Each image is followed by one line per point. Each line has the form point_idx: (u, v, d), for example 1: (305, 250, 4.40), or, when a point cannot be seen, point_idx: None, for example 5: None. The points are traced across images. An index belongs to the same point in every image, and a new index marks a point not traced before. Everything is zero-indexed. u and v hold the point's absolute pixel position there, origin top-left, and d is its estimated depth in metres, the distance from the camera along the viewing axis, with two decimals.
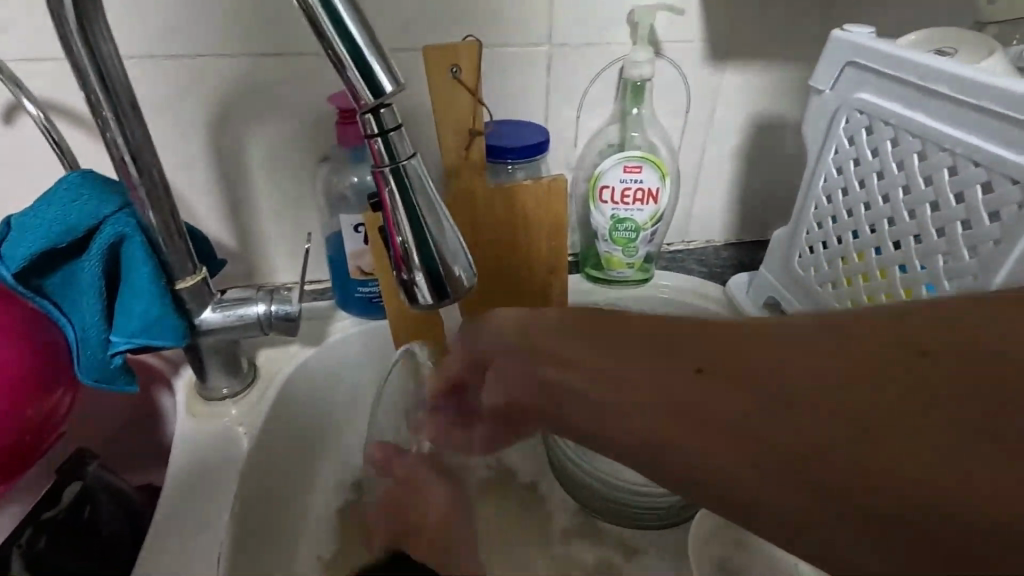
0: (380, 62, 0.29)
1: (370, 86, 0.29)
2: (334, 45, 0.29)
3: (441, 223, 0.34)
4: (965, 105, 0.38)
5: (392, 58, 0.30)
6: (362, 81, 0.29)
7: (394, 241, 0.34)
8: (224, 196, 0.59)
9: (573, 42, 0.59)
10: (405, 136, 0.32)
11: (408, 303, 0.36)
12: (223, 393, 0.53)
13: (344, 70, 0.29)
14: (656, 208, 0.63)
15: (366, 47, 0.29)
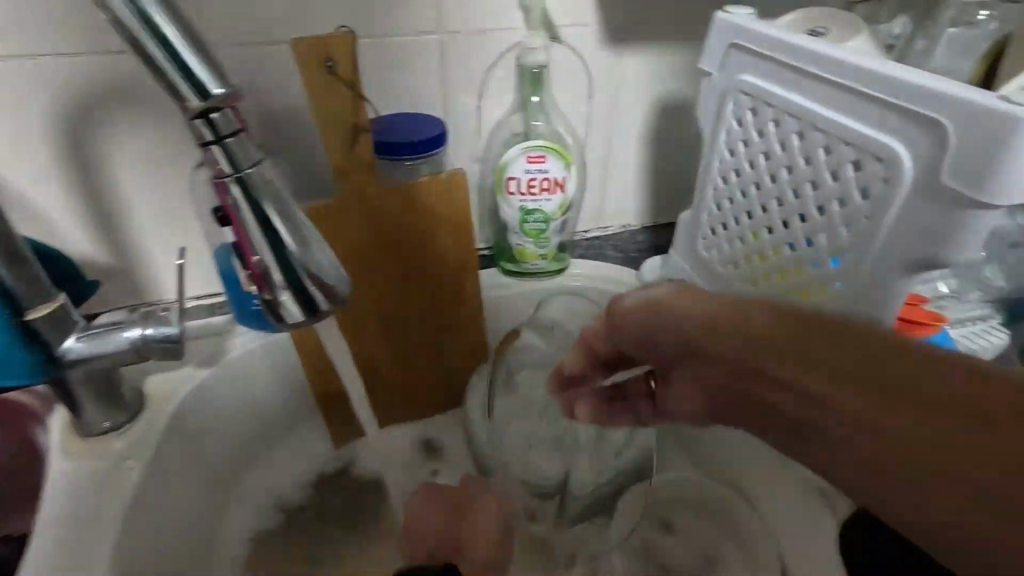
0: (201, 59, 0.26)
1: (193, 88, 0.26)
2: (142, 45, 0.25)
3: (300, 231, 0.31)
4: (834, 85, 0.39)
5: (216, 54, 0.26)
6: (182, 83, 0.26)
7: (249, 260, 0.31)
8: (92, 210, 0.53)
9: (464, 31, 0.56)
10: (248, 140, 0.29)
11: (276, 324, 0.34)
12: (104, 427, 0.48)
13: (159, 72, 0.26)
14: (564, 197, 0.62)
15: (181, 44, 0.25)
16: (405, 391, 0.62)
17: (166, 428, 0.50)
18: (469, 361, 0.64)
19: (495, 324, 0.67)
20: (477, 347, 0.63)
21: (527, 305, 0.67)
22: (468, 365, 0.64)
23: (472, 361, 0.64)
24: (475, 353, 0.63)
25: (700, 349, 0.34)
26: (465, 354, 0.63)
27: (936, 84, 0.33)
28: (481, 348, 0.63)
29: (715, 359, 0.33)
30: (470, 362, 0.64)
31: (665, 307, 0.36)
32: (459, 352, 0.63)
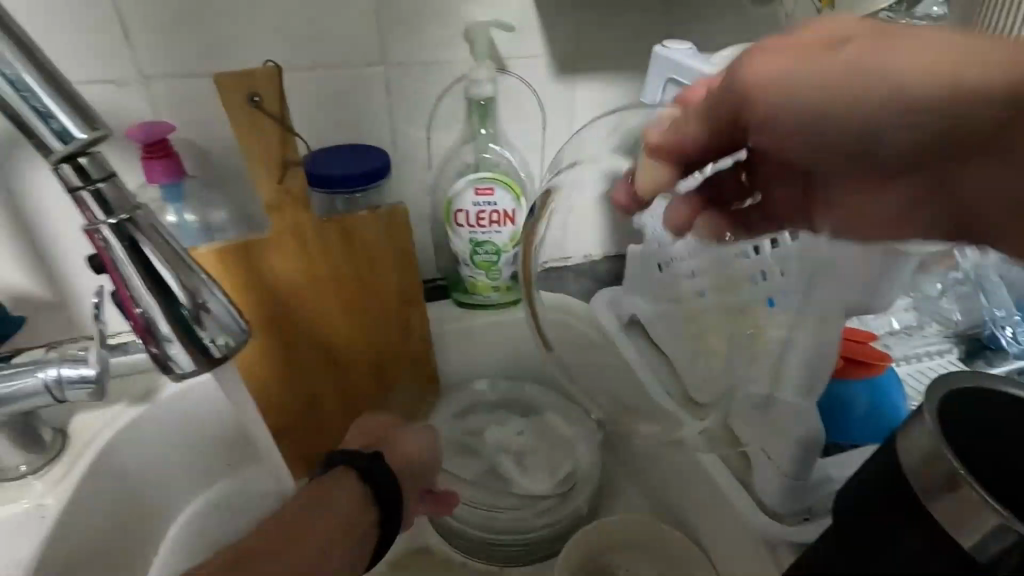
0: (65, 101, 0.27)
1: (57, 131, 0.27)
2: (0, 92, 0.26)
3: (179, 272, 0.33)
4: None
5: (91, 104, 0.28)
6: (47, 125, 0.27)
7: (132, 302, 0.33)
8: (22, 241, 0.52)
9: (409, 62, 0.56)
10: (121, 185, 0.31)
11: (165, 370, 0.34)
12: (20, 471, 0.46)
13: (23, 117, 0.27)
14: (515, 228, 0.60)
15: (47, 90, 0.27)
16: (349, 428, 0.60)
17: (90, 471, 0.48)
18: (418, 396, 0.62)
19: (447, 358, 0.65)
20: (425, 384, 0.62)
21: (481, 338, 0.65)
22: (415, 402, 0.62)
23: (419, 396, 0.62)
24: (422, 389, 0.62)
25: (950, 126, 0.28)
26: (413, 389, 0.61)
27: None
28: (431, 384, 0.62)
29: (995, 133, 0.27)
30: (415, 398, 0.62)
31: (879, 84, 0.28)
32: (407, 387, 0.61)
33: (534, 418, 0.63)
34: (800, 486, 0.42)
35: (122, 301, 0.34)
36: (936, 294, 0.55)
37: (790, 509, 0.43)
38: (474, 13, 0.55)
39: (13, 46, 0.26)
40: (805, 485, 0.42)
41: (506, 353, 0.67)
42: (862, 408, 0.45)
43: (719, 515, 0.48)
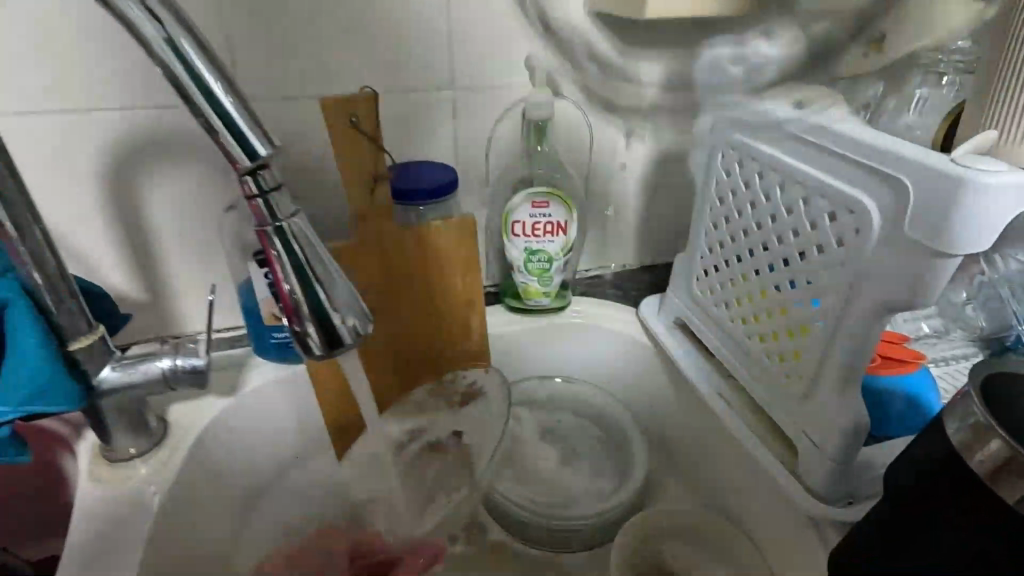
0: (252, 124, 0.30)
1: (245, 150, 0.30)
2: (205, 112, 0.29)
3: (327, 268, 0.34)
4: (810, 144, 0.43)
5: (268, 127, 0.31)
6: (236, 143, 0.30)
7: (284, 293, 0.34)
8: (126, 247, 0.57)
9: (474, 87, 0.62)
10: (287, 194, 0.33)
11: (304, 355, 0.36)
12: (130, 453, 0.51)
13: (217, 135, 0.30)
14: (566, 239, 0.65)
15: (236, 111, 0.29)
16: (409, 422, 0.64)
17: (190, 456, 0.53)
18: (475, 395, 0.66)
19: (499, 360, 0.70)
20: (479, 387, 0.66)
21: (531, 340, 0.70)
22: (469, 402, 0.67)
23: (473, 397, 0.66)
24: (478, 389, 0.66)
25: None
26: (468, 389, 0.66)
27: (895, 146, 0.37)
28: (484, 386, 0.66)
29: None
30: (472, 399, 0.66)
31: None
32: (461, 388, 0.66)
33: (581, 416, 0.67)
34: (847, 472, 0.46)
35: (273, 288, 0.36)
36: (961, 301, 0.60)
37: (836, 493, 0.46)
38: (535, 44, 0.61)
39: (215, 72, 0.29)
40: (851, 471, 0.46)
41: (552, 355, 0.71)
42: (898, 402, 0.49)
43: (768, 505, 0.52)
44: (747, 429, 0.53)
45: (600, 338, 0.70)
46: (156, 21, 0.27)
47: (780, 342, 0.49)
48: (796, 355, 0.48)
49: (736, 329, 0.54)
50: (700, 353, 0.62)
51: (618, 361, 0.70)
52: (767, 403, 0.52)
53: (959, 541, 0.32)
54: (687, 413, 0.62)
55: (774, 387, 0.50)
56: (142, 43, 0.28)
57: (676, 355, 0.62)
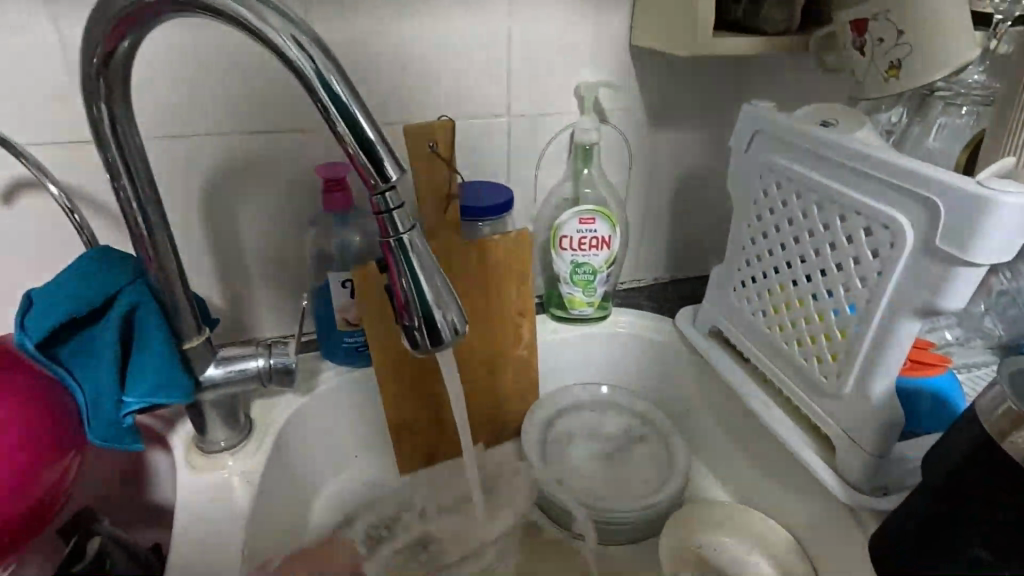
0: (361, 109, 0.35)
1: (355, 132, 0.35)
2: (322, 98, 0.34)
3: (435, 278, 0.39)
4: (846, 167, 0.48)
5: (372, 112, 0.36)
6: (347, 125, 0.35)
7: (399, 295, 0.40)
8: (214, 258, 0.62)
9: (528, 113, 0.67)
10: (407, 212, 0.38)
11: (410, 348, 0.42)
12: (221, 446, 0.56)
13: (331, 117, 0.35)
14: (610, 252, 0.70)
15: (349, 97, 0.35)
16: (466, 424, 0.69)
17: (272, 450, 0.58)
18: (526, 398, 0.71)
19: (544, 366, 0.74)
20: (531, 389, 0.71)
21: (574, 347, 0.75)
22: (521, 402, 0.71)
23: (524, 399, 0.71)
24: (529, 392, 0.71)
25: None
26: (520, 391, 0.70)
27: (924, 168, 0.42)
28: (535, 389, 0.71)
29: None
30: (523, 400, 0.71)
31: None
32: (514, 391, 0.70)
33: (622, 418, 0.72)
34: (882, 465, 0.50)
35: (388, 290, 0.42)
36: (980, 313, 0.64)
37: (871, 485, 0.51)
38: (584, 75, 0.67)
39: (339, 75, 0.35)
40: (886, 464, 0.50)
41: (593, 361, 0.76)
42: (925, 401, 0.53)
43: (805, 498, 0.56)
44: (785, 428, 0.58)
45: (638, 345, 0.75)
46: (304, 47, 0.34)
47: (816, 345, 0.53)
48: (832, 358, 0.52)
49: (774, 335, 0.59)
50: (736, 359, 0.66)
51: (655, 367, 0.75)
52: (805, 404, 0.56)
53: (991, 517, 0.36)
54: (724, 415, 0.67)
55: (812, 388, 0.55)
56: (307, 85, 0.34)
57: (714, 361, 0.66)
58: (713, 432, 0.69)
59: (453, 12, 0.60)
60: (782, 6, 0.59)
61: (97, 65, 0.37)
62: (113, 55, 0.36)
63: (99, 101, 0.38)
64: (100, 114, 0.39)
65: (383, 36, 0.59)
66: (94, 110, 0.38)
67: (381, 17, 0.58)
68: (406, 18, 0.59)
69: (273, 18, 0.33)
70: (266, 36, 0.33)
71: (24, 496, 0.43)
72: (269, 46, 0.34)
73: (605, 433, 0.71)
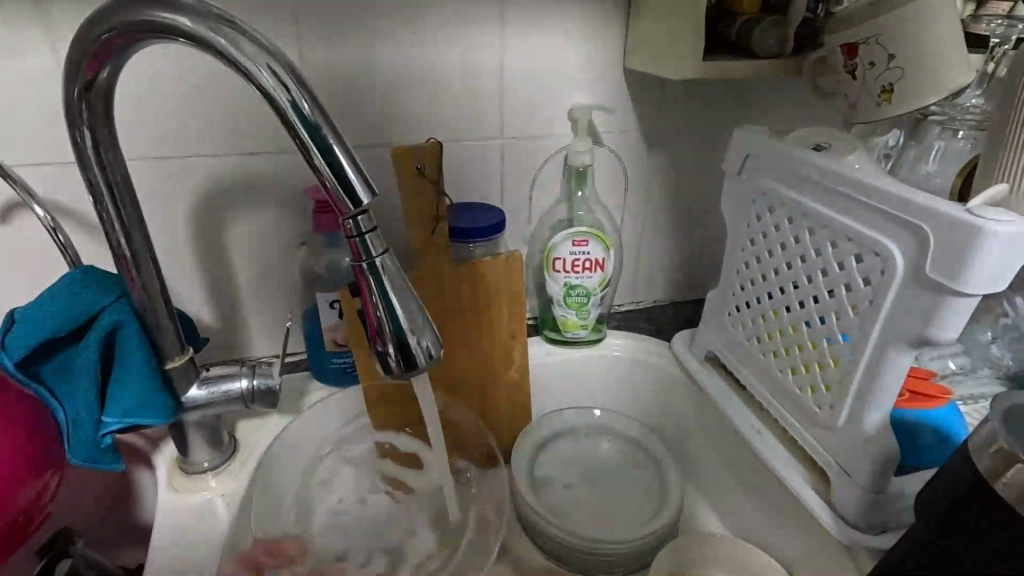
0: (337, 143, 0.35)
1: (331, 166, 0.35)
2: (298, 131, 0.35)
3: (409, 302, 0.39)
4: (837, 191, 0.47)
5: (351, 147, 0.36)
6: (322, 157, 0.35)
7: (371, 318, 0.39)
8: (206, 277, 0.63)
9: (522, 136, 0.67)
10: (379, 236, 0.38)
11: (384, 374, 0.41)
12: (204, 466, 0.56)
13: (306, 148, 0.35)
14: (604, 275, 0.69)
15: (325, 130, 0.35)
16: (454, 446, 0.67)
17: (254, 472, 0.57)
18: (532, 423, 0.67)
19: (537, 389, 0.73)
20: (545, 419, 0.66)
21: (568, 370, 0.73)
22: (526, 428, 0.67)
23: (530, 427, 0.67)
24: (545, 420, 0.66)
25: None
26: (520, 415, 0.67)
27: (914, 195, 0.41)
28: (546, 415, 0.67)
29: None
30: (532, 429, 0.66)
31: None
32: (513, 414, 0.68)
33: (616, 444, 0.71)
34: (879, 502, 0.48)
35: (363, 313, 0.41)
36: (987, 341, 0.62)
37: (868, 521, 0.49)
38: (578, 98, 0.67)
39: (316, 108, 0.35)
40: (884, 500, 0.48)
41: (589, 385, 0.75)
42: (926, 435, 0.51)
43: (800, 532, 0.54)
44: (781, 458, 0.56)
45: (633, 369, 0.73)
46: (281, 80, 0.34)
47: (810, 374, 0.52)
48: (826, 388, 0.50)
49: (768, 362, 0.57)
50: (731, 385, 0.65)
51: (652, 392, 0.73)
52: (800, 435, 0.54)
53: (988, 552, 0.34)
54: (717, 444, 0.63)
55: (807, 418, 0.53)
56: (279, 112, 0.34)
57: (709, 387, 0.65)
58: (708, 461, 0.67)
59: (445, 37, 0.60)
60: (775, 30, 0.58)
61: (79, 92, 0.37)
62: (95, 82, 0.37)
63: (81, 126, 0.39)
64: (84, 138, 0.39)
65: (375, 60, 0.60)
66: (78, 132, 0.39)
67: (373, 42, 0.59)
68: (398, 43, 0.60)
69: (247, 45, 0.33)
70: (241, 63, 0.34)
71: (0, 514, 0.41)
72: (244, 74, 0.34)
73: (598, 459, 0.70)
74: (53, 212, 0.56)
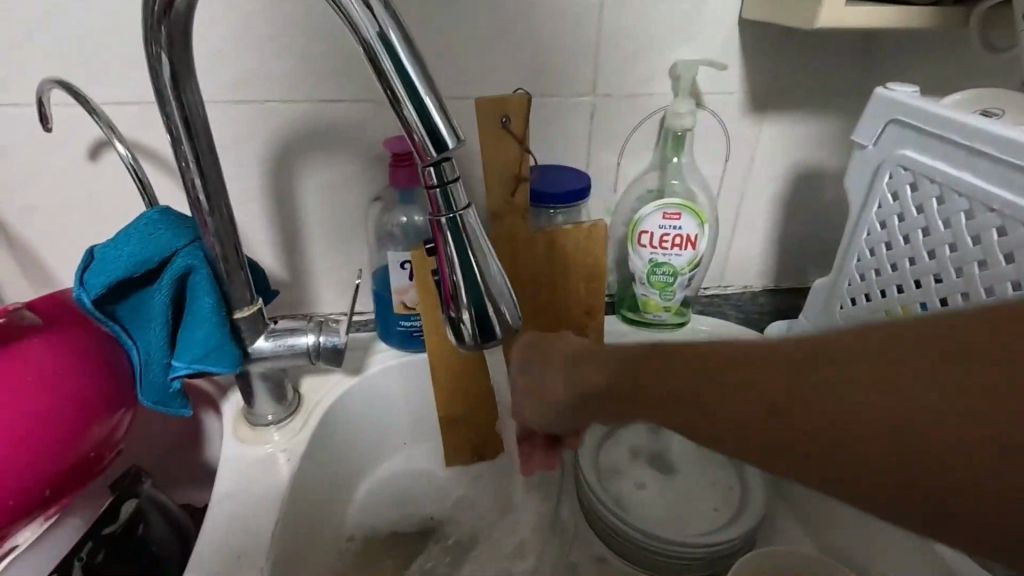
0: (421, 77, 0.31)
1: (415, 103, 0.31)
2: (380, 61, 0.31)
3: (489, 264, 0.35)
4: (1012, 167, 0.38)
5: (436, 83, 0.32)
6: (405, 92, 0.31)
7: (446, 280, 0.36)
8: (278, 228, 0.61)
9: (616, 93, 0.61)
10: (462, 186, 0.34)
11: (456, 342, 0.38)
12: (267, 419, 0.55)
13: (387, 81, 0.31)
14: (695, 253, 0.62)
15: (408, 62, 0.31)
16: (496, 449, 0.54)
17: (316, 429, 0.56)
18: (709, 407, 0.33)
19: None
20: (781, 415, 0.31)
21: None
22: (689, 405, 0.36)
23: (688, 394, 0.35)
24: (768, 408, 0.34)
25: None
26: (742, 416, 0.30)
27: None
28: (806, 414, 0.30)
29: None
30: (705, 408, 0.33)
31: None
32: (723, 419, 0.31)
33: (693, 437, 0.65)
34: None
35: (437, 274, 0.38)
36: None
37: None
38: (683, 53, 0.59)
39: (402, 36, 0.30)
40: None
41: None
42: None
43: None
44: None
45: None
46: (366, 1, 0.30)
47: None
48: None
49: None
50: None
51: None
52: None
53: None
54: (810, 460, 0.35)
55: None
56: (362, 39, 0.30)
57: None
58: None
59: None
60: None
61: (158, 15, 0.35)
62: (174, 5, 0.34)
63: (159, 53, 0.36)
64: (162, 65, 0.37)
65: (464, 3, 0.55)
66: (156, 57, 0.37)
67: None
68: None
69: None
70: None
71: (71, 448, 0.43)
72: None
73: (671, 452, 0.64)
74: (132, 152, 0.55)
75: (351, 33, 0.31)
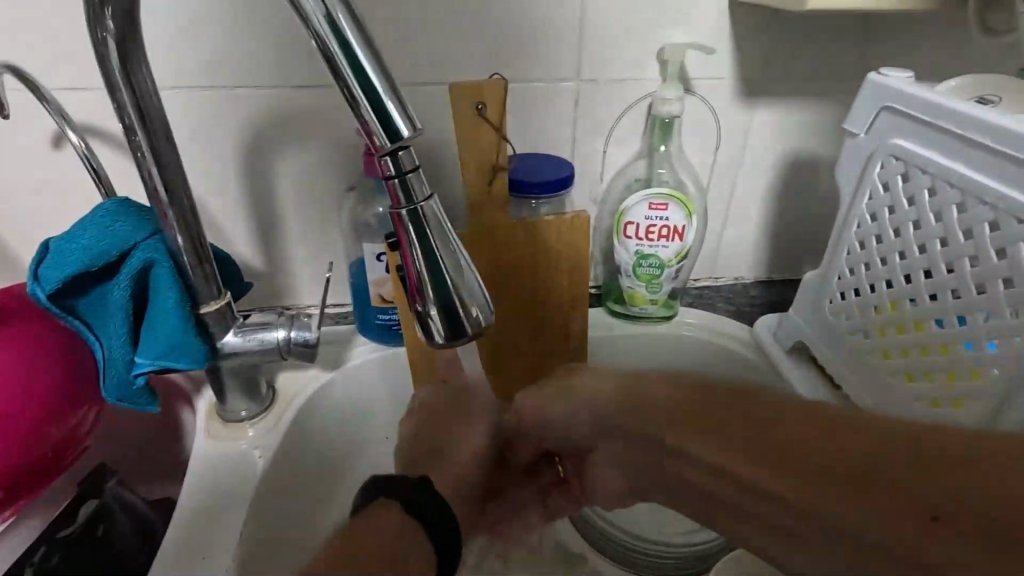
0: (373, 62, 0.29)
1: (366, 90, 0.29)
2: (328, 45, 0.29)
3: (456, 257, 0.34)
4: (1007, 158, 0.36)
5: (389, 69, 0.30)
6: (355, 78, 0.29)
7: (410, 273, 0.34)
8: (252, 220, 0.60)
9: (601, 79, 0.58)
10: (423, 177, 0.32)
11: (424, 338, 0.36)
12: (241, 415, 0.54)
13: (336, 67, 0.29)
14: (682, 245, 0.60)
15: (358, 46, 0.29)
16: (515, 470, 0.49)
17: (291, 425, 0.55)
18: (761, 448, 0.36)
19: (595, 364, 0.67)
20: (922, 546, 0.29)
21: (633, 348, 0.66)
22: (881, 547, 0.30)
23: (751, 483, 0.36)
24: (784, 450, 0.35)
25: None
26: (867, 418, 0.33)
27: None
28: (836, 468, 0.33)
29: None
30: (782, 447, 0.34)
31: None
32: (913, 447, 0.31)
33: None
34: None
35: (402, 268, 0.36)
36: None
37: None
38: (671, 36, 0.57)
39: (351, 18, 0.28)
40: None
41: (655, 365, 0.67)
42: None
43: None
44: None
45: (705, 351, 0.65)
46: None
47: (934, 384, 0.43)
48: (956, 403, 0.42)
49: (874, 363, 0.48)
50: (824, 383, 0.56)
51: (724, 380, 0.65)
52: None
53: None
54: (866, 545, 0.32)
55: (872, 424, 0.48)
56: (307, 20, 0.28)
57: (797, 383, 0.56)
58: None
59: None
60: None
61: None
62: None
63: (103, 36, 0.34)
64: (108, 49, 0.35)
65: None
66: (101, 40, 0.35)
67: None
68: None
69: None
70: None
71: (23, 447, 0.41)
72: None
73: None
74: (94, 140, 0.53)
75: (298, 17, 0.29)
